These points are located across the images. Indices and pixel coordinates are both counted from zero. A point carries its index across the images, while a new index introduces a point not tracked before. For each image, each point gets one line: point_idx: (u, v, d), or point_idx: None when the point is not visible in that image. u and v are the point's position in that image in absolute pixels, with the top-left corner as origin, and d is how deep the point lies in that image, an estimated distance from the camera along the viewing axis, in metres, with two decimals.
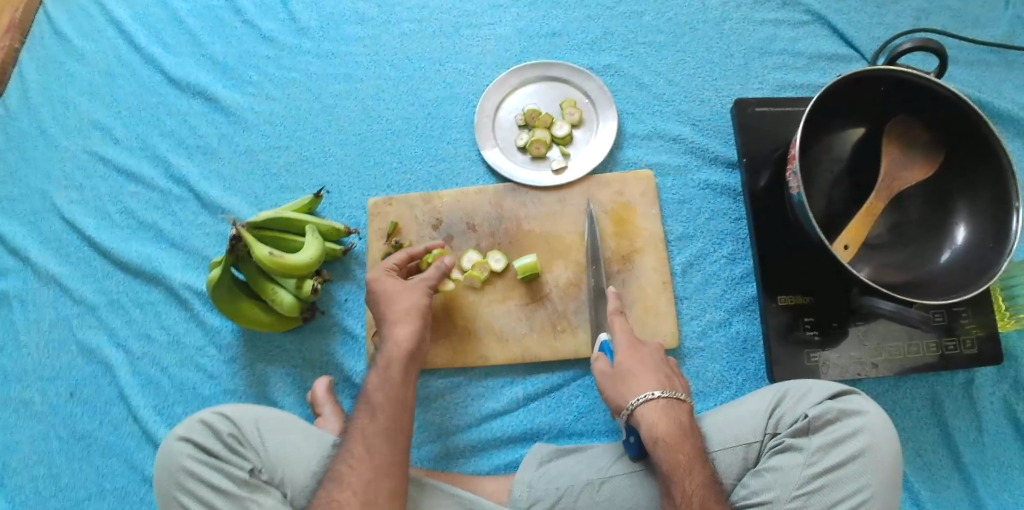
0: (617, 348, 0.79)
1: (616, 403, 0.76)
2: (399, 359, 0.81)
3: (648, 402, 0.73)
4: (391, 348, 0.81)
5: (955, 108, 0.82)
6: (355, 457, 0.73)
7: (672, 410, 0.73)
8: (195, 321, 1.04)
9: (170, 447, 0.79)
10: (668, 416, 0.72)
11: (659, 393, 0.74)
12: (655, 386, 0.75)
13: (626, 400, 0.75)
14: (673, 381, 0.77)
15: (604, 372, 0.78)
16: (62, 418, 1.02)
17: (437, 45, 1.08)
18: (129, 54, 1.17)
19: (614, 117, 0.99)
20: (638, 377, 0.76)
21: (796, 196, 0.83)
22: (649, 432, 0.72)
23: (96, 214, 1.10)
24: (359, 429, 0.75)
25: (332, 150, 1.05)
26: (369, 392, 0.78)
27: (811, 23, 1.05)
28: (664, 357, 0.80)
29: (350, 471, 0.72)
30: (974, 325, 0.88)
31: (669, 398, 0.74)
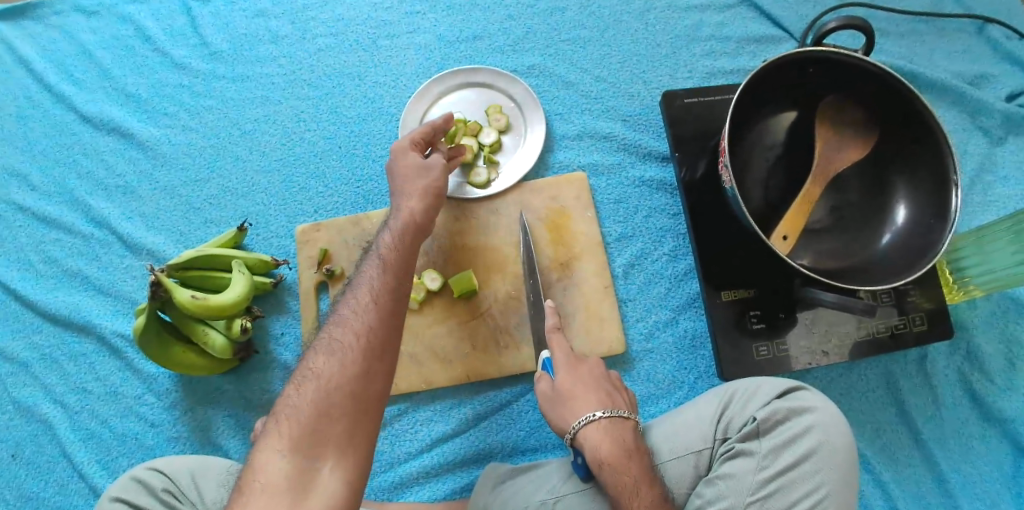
0: (557, 365, 0.77)
1: (559, 425, 0.75)
2: (389, 277, 0.68)
3: (591, 423, 0.72)
4: (383, 265, 0.69)
5: (886, 85, 0.80)
6: (327, 388, 0.59)
7: (615, 429, 0.71)
8: (129, 369, 0.99)
9: (105, 509, 0.76)
10: (612, 437, 0.70)
11: (601, 413, 0.72)
12: (596, 406, 0.73)
13: (569, 423, 0.73)
14: (616, 398, 0.75)
15: (546, 394, 0.77)
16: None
17: (356, 58, 1.04)
18: (38, 94, 1.11)
19: (543, 119, 0.96)
20: (578, 397, 0.74)
21: (729, 190, 0.81)
22: (593, 455, 0.70)
23: (15, 265, 1.04)
24: (335, 352, 0.61)
25: (256, 178, 1.01)
26: (334, 339, 0.62)
27: (737, 6, 1.02)
28: (607, 371, 0.79)
29: (320, 410, 0.58)
30: (920, 302, 0.86)
31: (611, 417, 0.72)
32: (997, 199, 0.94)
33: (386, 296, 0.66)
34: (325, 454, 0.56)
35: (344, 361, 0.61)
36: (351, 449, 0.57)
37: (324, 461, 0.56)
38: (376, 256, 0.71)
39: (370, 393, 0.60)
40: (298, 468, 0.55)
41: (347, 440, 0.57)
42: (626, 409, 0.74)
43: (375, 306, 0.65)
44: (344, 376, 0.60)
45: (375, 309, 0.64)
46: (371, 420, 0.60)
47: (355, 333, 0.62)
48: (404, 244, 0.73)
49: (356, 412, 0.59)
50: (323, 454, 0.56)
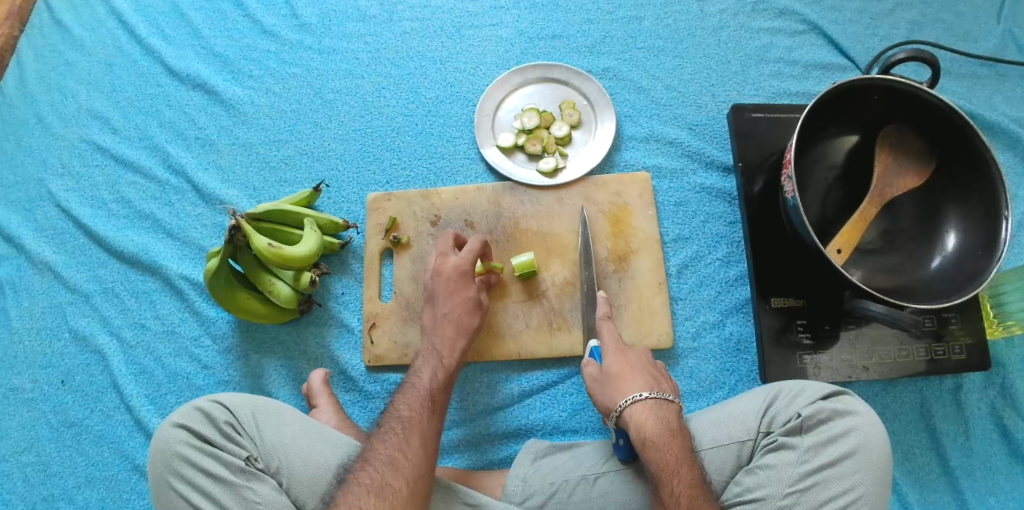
0: (607, 352, 0.78)
1: (605, 405, 0.75)
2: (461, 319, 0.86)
3: (636, 402, 0.72)
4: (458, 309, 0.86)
5: (947, 119, 0.85)
6: (415, 425, 0.75)
7: (660, 410, 0.72)
8: (189, 312, 1.04)
9: (166, 434, 0.78)
10: (656, 417, 0.71)
11: (647, 393, 0.73)
12: (643, 386, 0.74)
13: (616, 400, 0.74)
14: (661, 382, 0.76)
15: (593, 377, 0.78)
16: (53, 405, 1.01)
17: (438, 44, 1.09)
18: (128, 45, 1.18)
19: (613, 119, 1.00)
20: (626, 379, 0.75)
21: (791, 200, 0.84)
22: (638, 434, 0.71)
23: (93, 202, 1.10)
24: (416, 396, 0.79)
25: (332, 145, 1.06)
26: (416, 381, 0.81)
27: (807, 32, 1.07)
28: (653, 359, 0.79)
29: (406, 419, 0.75)
30: (963, 332, 0.89)
31: (656, 398, 0.73)
32: None
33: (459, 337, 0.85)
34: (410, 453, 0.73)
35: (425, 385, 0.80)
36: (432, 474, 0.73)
37: (405, 462, 0.71)
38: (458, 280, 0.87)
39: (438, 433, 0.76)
40: (388, 466, 0.70)
41: (422, 447, 0.73)
42: (671, 393, 0.76)
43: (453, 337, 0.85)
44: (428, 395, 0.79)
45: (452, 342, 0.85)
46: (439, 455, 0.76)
47: (441, 355, 0.84)
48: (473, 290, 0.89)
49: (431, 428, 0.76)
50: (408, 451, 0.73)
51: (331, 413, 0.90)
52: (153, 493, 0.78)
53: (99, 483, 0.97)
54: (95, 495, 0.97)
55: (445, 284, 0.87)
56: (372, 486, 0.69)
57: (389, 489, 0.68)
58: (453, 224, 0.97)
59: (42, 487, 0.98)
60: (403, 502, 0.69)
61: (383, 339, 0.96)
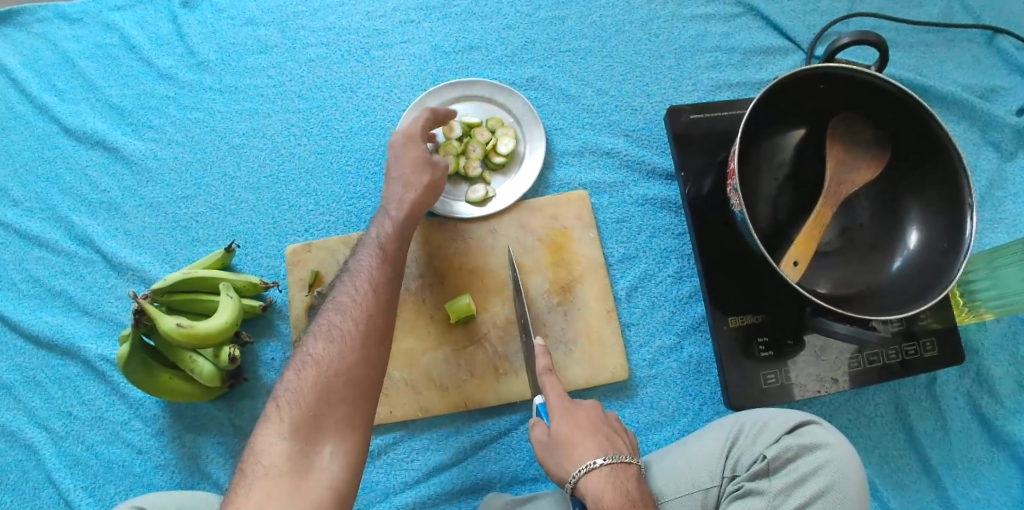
0: (552, 414, 0.70)
1: (557, 474, 0.69)
2: (379, 287, 0.69)
3: (592, 470, 0.66)
4: (368, 280, 0.69)
5: (905, 107, 0.77)
6: (328, 373, 0.62)
7: (617, 474, 0.66)
8: (116, 394, 0.95)
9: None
10: (614, 484, 0.65)
11: (602, 461, 0.66)
12: (597, 453, 0.67)
13: (568, 471, 0.67)
14: (617, 441, 0.70)
15: (542, 443, 0.70)
16: None
17: (347, 69, 1.00)
18: (20, 104, 1.05)
19: (543, 136, 0.92)
20: (578, 444, 0.68)
21: (738, 214, 0.77)
22: (595, 506, 0.64)
23: (0, 284, 1.00)
24: (333, 340, 0.65)
25: (244, 195, 0.97)
26: (334, 318, 0.67)
27: (743, 15, 0.99)
28: (603, 414, 0.73)
29: (322, 362, 0.63)
30: (933, 323, 0.84)
31: (612, 463, 0.66)
32: (1007, 218, 0.92)
33: (375, 315, 0.67)
34: (325, 438, 0.60)
35: (328, 375, 0.62)
36: (352, 432, 0.61)
37: (329, 418, 0.61)
38: (375, 243, 0.74)
39: (369, 376, 0.64)
40: (307, 432, 0.60)
41: (346, 396, 0.62)
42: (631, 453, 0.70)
43: (361, 312, 0.67)
44: (333, 381, 0.62)
45: (359, 318, 0.66)
46: (368, 410, 0.63)
47: (359, 291, 0.69)
48: (380, 268, 0.71)
49: (353, 372, 0.63)
50: (322, 438, 0.60)
51: None
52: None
53: None
54: None
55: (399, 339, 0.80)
56: (294, 457, 0.58)
57: (297, 460, 0.58)
58: None
59: None
60: (330, 465, 0.59)
61: None
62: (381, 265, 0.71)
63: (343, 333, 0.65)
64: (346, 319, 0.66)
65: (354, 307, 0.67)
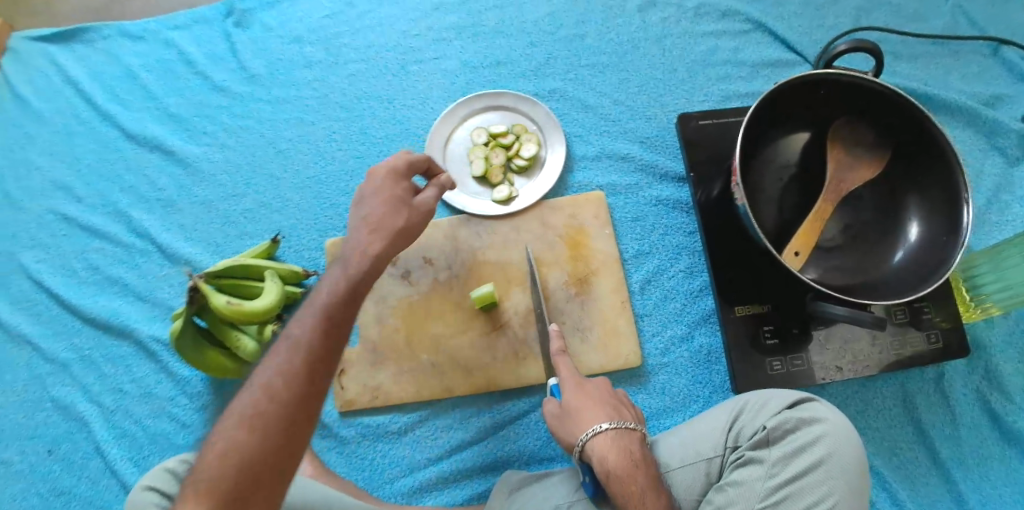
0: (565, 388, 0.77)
1: (567, 440, 0.75)
2: (312, 358, 0.63)
3: (599, 434, 0.72)
4: (301, 349, 0.63)
5: (903, 110, 0.83)
6: (243, 462, 0.57)
7: (622, 439, 0.73)
8: (165, 372, 1.04)
9: (135, 497, 0.78)
10: (618, 447, 0.72)
11: (607, 425, 0.73)
12: (603, 419, 0.74)
13: (577, 435, 0.74)
14: (623, 411, 0.77)
15: (553, 414, 0.77)
16: (43, 475, 1.02)
17: (385, 82, 1.10)
18: (87, 113, 1.17)
19: (563, 141, 1.00)
20: (588, 413, 0.75)
21: (740, 207, 0.83)
22: (601, 465, 0.71)
23: (63, 272, 1.10)
24: (251, 422, 0.59)
25: (289, 195, 1.06)
26: (252, 393, 0.61)
27: (752, 31, 1.05)
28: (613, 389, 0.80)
29: (234, 447, 0.58)
30: (939, 319, 0.89)
31: (617, 428, 0.73)
32: (1013, 219, 0.95)
33: (303, 399, 0.61)
34: None
35: (241, 463, 0.57)
36: None
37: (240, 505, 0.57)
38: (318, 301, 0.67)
39: (285, 463, 0.60)
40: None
41: (256, 483, 0.58)
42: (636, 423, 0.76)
43: (286, 395, 0.61)
44: (246, 468, 0.57)
45: (285, 402, 0.60)
46: (281, 494, 0.60)
47: (286, 361, 0.62)
48: (319, 332, 0.64)
49: (268, 458, 0.59)
50: None
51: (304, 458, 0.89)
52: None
53: None
54: None
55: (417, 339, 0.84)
56: None
57: None
58: (411, 262, 0.96)
59: None
60: None
61: (352, 383, 0.94)
62: (314, 337, 0.64)
63: (263, 420, 0.59)
64: (267, 398, 0.60)
65: (277, 385, 0.61)
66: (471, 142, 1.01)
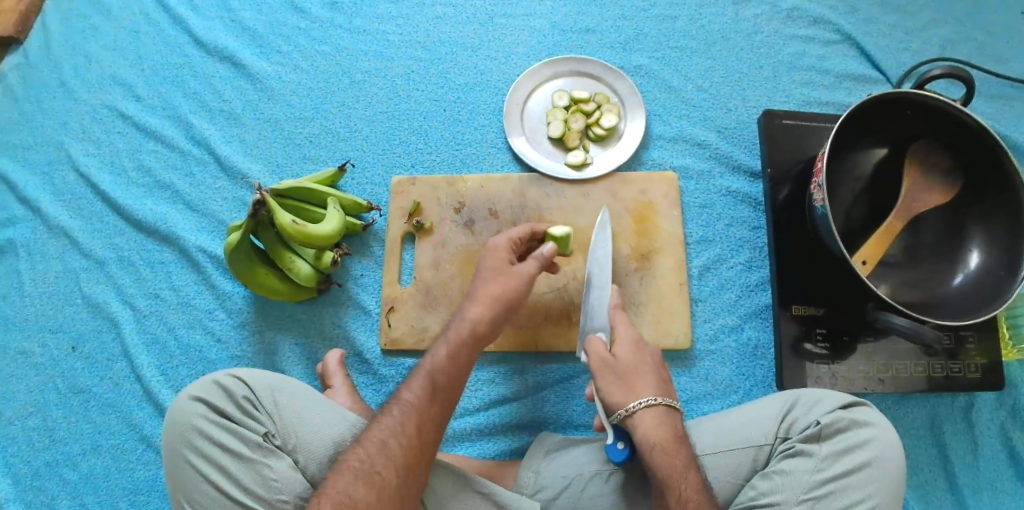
0: (620, 345, 0.77)
1: (610, 401, 0.73)
2: (424, 418, 0.72)
3: (650, 406, 0.72)
4: (415, 409, 0.72)
5: (978, 139, 0.85)
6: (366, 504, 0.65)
7: (668, 416, 0.72)
8: (205, 284, 0.99)
9: (181, 407, 0.73)
10: (663, 423, 0.72)
11: (660, 400, 0.73)
12: (654, 392, 0.74)
13: (626, 401, 0.73)
14: (669, 388, 0.76)
15: (599, 365, 0.75)
16: (61, 371, 0.96)
17: (471, 30, 1.09)
18: (156, 13, 1.14)
19: (643, 117, 1.00)
20: (640, 382, 0.74)
21: (820, 209, 0.84)
22: (646, 438, 0.70)
23: (112, 169, 1.06)
24: (370, 468, 0.67)
25: (358, 126, 1.05)
26: (368, 439, 0.69)
27: (840, 43, 1.07)
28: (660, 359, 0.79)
29: (353, 486, 0.66)
30: (977, 352, 0.90)
31: (667, 405, 0.73)
32: None
33: (414, 451, 0.69)
34: None
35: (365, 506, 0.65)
36: None
37: None
38: (428, 370, 0.75)
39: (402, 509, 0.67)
40: None
41: None
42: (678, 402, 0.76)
43: (401, 448, 0.69)
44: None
45: (399, 454, 0.69)
46: None
47: (404, 418, 0.71)
48: (431, 396, 0.73)
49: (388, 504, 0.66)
50: None
51: (346, 395, 0.87)
52: (166, 476, 0.73)
53: (105, 451, 0.92)
54: (99, 463, 0.92)
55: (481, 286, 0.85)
56: None
57: None
58: (476, 213, 0.96)
59: (45, 453, 0.93)
60: None
61: (400, 323, 0.94)
62: (420, 407, 0.72)
63: (382, 466, 0.67)
64: (386, 449, 0.69)
65: (393, 439, 0.69)
66: (551, 104, 1.01)
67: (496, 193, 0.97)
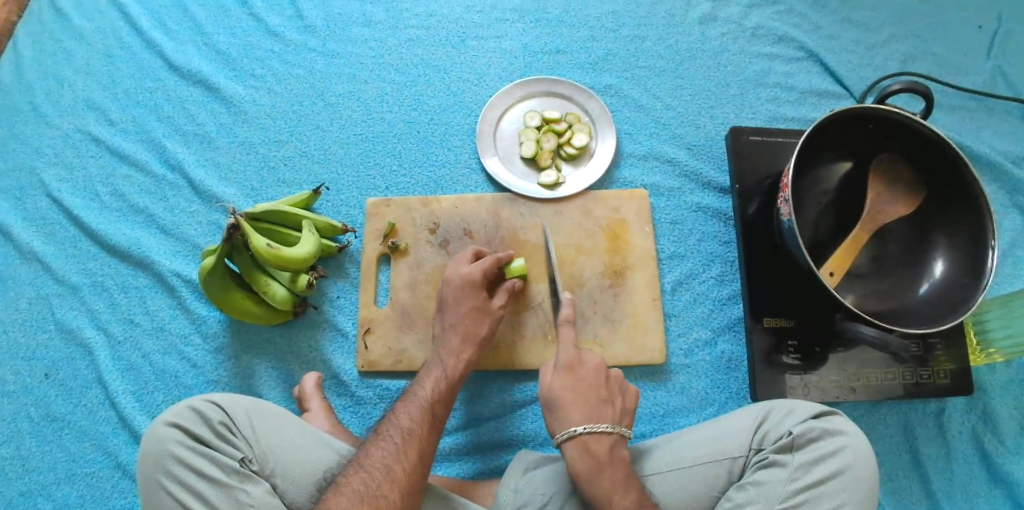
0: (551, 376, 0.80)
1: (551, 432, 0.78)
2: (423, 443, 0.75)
3: (574, 438, 0.75)
4: (416, 434, 0.75)
5: (939, 152, 0.87)
6: None
7: (593, 443, 0.74)
8: (181, 309, 0.98)
9: (155, 433, 0.72)
10: (589, 450, 0.74)
11: (580, 428, 0.75)
12: (579, 420, 0.76)
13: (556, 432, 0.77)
14: (603, 410, 0.77)
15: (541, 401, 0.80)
16: (35, 399, 0.95)
17: (444, 53, 1.10)
18: (129, 37, 1.15)
19: (613, 135, 1.02)
20: (568, 409, 0.77)
21: (787, 222, 0.86)
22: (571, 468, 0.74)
23: (85, 194, 1.06)
24: (377, 492, 0.69)
25: (333, 148, 1.06)
26: (372, 464, 0.71)
27: (804, 60, 1.09)
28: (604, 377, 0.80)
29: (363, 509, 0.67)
30: (946, 358, 0.91)
31: (591, 431, 0.75)
32: None
33: (418, 475, 0.72)
34: None
35: None
36: None
37: None
38: (422, 398, 0.80)
39: None
40: None
41: None
42: (614, 424, 0.77)
43: (405, 472, 0.72)
44: None
45: (405, 478, 0.71)
46: None
47: (405, 443, 0.74)
48: (426, 423, 0.77)
49: None
50: None
51: (324, 418, 0.87)
52: (139, 499, 0.72)
53: (79, 480, 0.91)
54: (73, 492, 0.91)
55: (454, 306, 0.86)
56: None
57: None
58: (451, 233, 0.97)
59: (18, 483, 0.91)
60: None
61: (377, 344, 0.94)
62: (420, 433, 0.76)
63: (391, 490, 0.70)
64: (393, 473, 0.71)
65: (397, 463, 0.72)
66: (523, 124, 1.03)
67: (470, 213, 0.98)
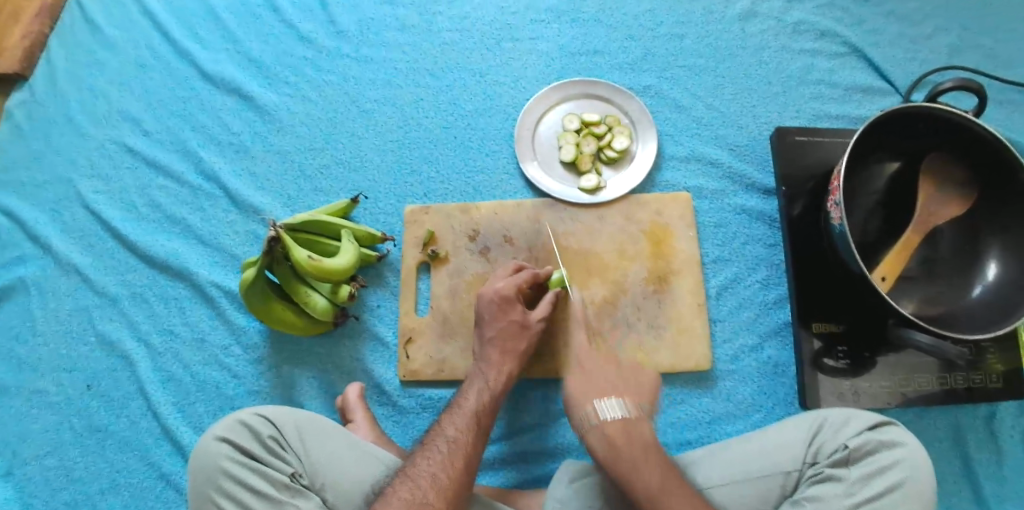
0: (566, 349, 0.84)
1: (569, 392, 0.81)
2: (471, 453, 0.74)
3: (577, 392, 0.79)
4: (463, 444, 0.74)
5: (994, 152, 0.85)
6: None
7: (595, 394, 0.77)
8: (221, 320, 0.98)
9: (206, 447, 0.71)
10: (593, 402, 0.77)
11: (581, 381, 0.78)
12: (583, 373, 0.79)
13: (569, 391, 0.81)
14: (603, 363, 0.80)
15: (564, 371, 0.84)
16: (78, 410, 0.96)
17: (478, 55, 1.08)
18: (161, 46, 1.14)
19: (655, 138, 1.00)
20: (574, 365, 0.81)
21: (837, 227, 0.84)
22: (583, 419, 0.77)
23: (122, 205, 1.05)
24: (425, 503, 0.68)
25: (369, 155, 1.05)
26: (418, 475, 0.71)
27: (848, 55, 1.07)
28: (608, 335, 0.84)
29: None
30: (997, 361, 0.89)
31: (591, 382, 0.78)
32: None
33: (463, 486, 0.71)
34: None
35: None
36: None
37: None
38: (470, 407, 0.79)
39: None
40: None
41: None
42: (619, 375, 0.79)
43: (452, 484, 0.70)
44: None
45: (451, 489, 0.70)
46: None
47: (452, 456, 0.73)
48: (472, 435, 0.76)
49: None
50: None
51: (369, 429, 0.87)
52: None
53: (124, 490, 0.92)
54: (119, 502, 0.91)
55: (496, 315, 0.85)
56: None
57: None
58: (490, 240, 0.96)
59: (65, 493, 0.92)
60: None
61: (419, 354, 0.94)
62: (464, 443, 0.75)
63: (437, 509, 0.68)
64: (439, 483, 0.70)
65: (443, 474, 0.71)
66: (561, 127, 1.02)
67: (510, 220, 0.97)
